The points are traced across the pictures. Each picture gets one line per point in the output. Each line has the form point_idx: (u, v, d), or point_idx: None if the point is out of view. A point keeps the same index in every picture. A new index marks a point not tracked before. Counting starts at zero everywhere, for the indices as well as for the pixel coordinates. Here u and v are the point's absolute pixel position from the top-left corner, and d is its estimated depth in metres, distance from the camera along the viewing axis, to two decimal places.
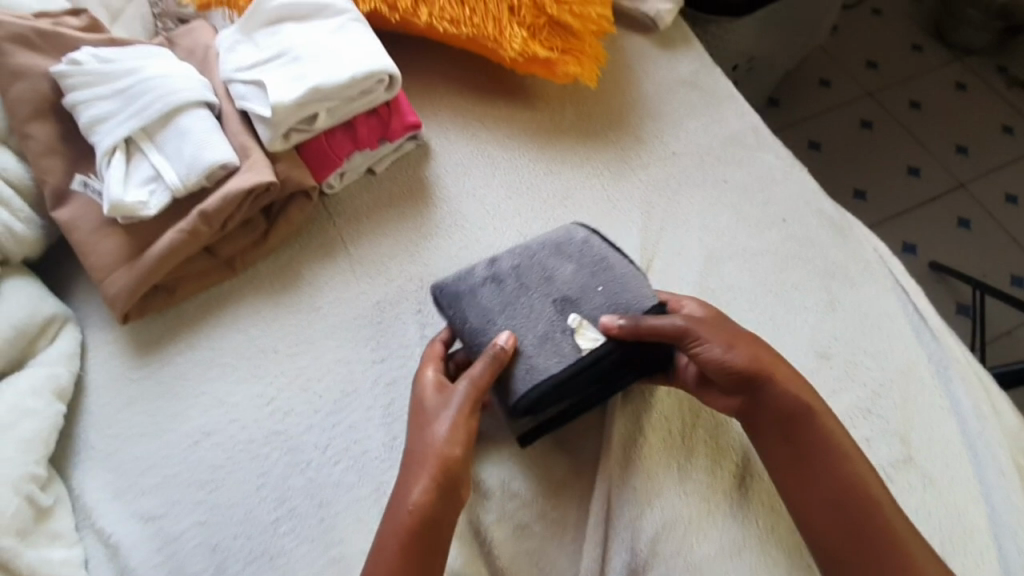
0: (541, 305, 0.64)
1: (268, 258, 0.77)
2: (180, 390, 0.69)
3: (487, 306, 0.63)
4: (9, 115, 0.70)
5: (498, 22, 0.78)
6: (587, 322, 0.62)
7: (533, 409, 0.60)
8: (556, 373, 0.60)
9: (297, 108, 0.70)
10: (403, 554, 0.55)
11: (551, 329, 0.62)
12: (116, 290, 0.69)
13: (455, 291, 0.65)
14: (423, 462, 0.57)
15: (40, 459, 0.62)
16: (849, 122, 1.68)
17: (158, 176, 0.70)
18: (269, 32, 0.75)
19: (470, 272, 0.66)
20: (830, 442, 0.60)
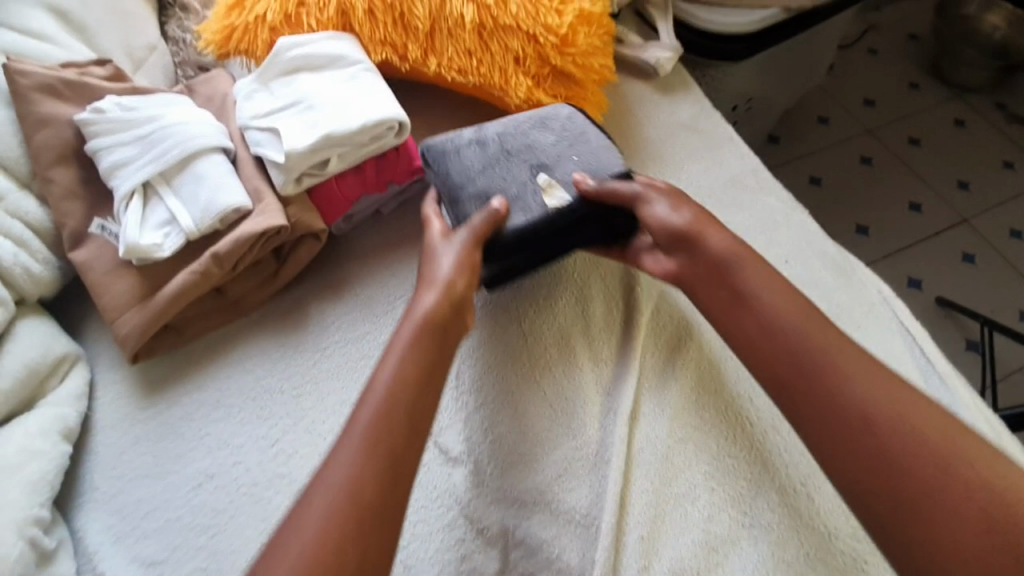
0: (518, 170, 0.74)
1: (277, 298, 0.78)
2: (185, 431, 0.70)
3: (469, 162, 0.74)
4: (32, 161, 0.73)
5: (504, 72, 0.81)
6: (556, 182, 0.72)
7: (505, 255, 0.71)
8: (526, 226, 0.71)
9: (309, 154, 0.73)
10: (403, 385, 0.60)
11: (523, 188, 0.72)
12: (126, 330, 0.70)
13: (442, 149, 0.75)
14: (428, 291, 0.66)
15: (44, 501, 0.62)
16: (849, 159, 1.70)
17: (173, 220, 0.72)
18: (285, 80, 0.78)
19: (458, 134, 0.76)
20: (794, 325, 0.64)
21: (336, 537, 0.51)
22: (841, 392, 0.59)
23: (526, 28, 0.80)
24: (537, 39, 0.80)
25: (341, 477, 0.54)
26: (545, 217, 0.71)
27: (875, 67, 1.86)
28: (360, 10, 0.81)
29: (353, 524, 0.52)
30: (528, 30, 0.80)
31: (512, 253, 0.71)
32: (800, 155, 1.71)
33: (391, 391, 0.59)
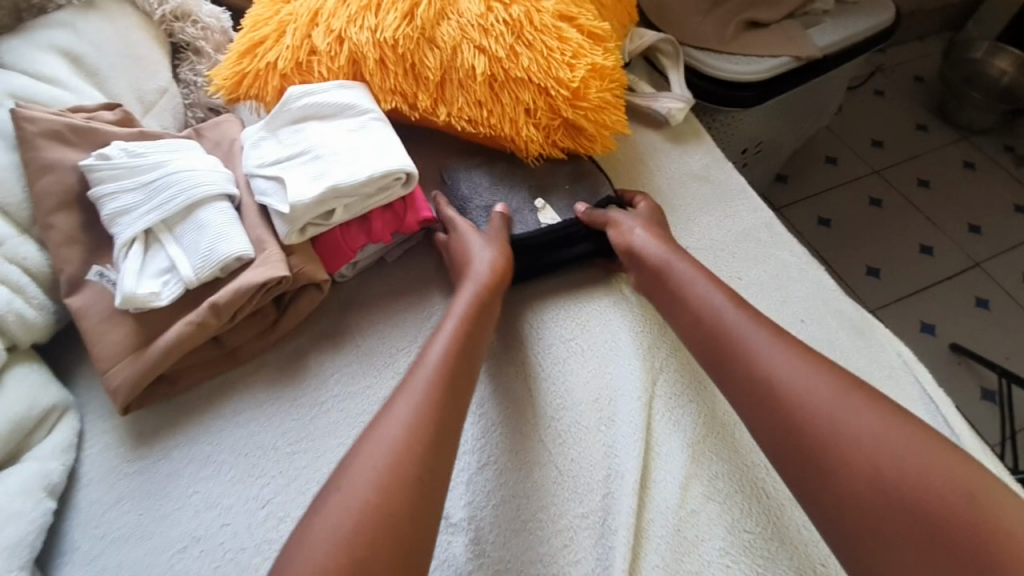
0: (519, 192, 0.83)
1: (275, 347, 0.76)
2: (173, 488, 0.67)
3: (478, 181, 0.83)
4: (34, 206, 0.72)
5: (514, 123, 0.80)
6: (549, 206, 0.82)
7: None
8: (518, 235, 0.78)
9: (314, 205, 0.71)
10: (452, 365, 0.63)
11: (520, 207, 0.81)
12: (118, 381, 0.68)
13: (456, 170, 0.84)
14: (471, 278, 0.70)
15: (21, 565, 0.59)
16: (859, 200, 1.69)
17: (173, 268, 0.70)
18: (294, 128, 0.78)
19: (472, 162, 0.85)
20: (746, 331, 0.64)
21: (355, 539, 0.49)
22: (792, 399, 0.58)
23: (537, 80, 0.79)
24: (549, 92, 0.80)
25: (361, 482, 0.52)
26: (537, 232, 0.78)
27: (884, 109, 1.86)
28: (371, 60, 0.81)
29: (387, 508, 0.51)
30: (540, 83, 0.79)
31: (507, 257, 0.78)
32: (808, 195, 1.70)
33: (447, 369, 0.62)
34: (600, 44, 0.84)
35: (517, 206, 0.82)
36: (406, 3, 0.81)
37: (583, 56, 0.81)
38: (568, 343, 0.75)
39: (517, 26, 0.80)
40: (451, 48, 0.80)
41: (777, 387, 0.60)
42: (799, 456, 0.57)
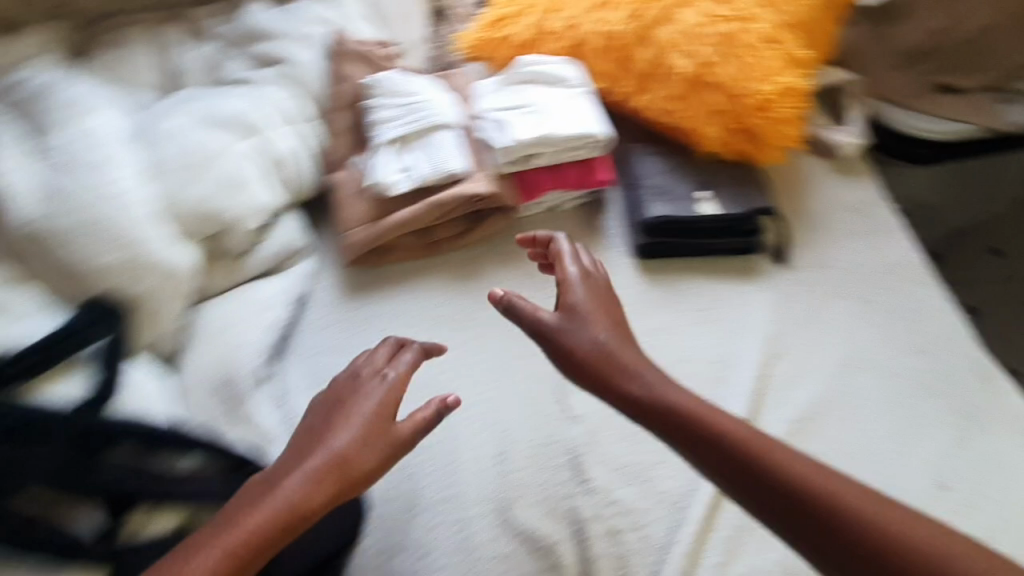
0: (685, 183, 0.93)
1: (460, 251, 0.94)
2: (371, 327, 0.86)
3: (651, 166, 0.95)
4: (328, 101, 0.95)
5: (697, 120, 0.93)
6: (711, 200, 0.91)
7: (655, 228, 0.90)
8: (675, 217, 0.89)
9: (524, 147, 0.88)
10: (240, 556, 0.55)
11: (685, 195, 0.91)
12: (353, 241, 0.90)
13: (634, 154, 0.97)
14: (317, 462, 0.59)
15: (272, 340, 0.79)
16: None
17: (409, 169, 0.91)
18: (520, 85, 0.96)
19: (651, 149, 0.98)
20: (777, 461, 0.57)
21: None
22: (830, 501, 0.54)
23: (731, 88, 0.92)
24: (739, 99, 0.92)
25: None
26: (692, 219, 0.89)
27: None
28: (593, 46, 0.98)
29: None
30: (730, 91, 0.92)
31: (659, 232, 0.90)
32: None
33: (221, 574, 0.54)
34: (796, 69, 0.94)
35: (682, 193, 0.92)
36: (635, 7, 0.97)
37: (779, 76, 0.92)
38: (703, 301, 0.87)
39: (726, 40, 0.93)
40: (663, 48, 0.95)
41: (812, 496, 0.55)
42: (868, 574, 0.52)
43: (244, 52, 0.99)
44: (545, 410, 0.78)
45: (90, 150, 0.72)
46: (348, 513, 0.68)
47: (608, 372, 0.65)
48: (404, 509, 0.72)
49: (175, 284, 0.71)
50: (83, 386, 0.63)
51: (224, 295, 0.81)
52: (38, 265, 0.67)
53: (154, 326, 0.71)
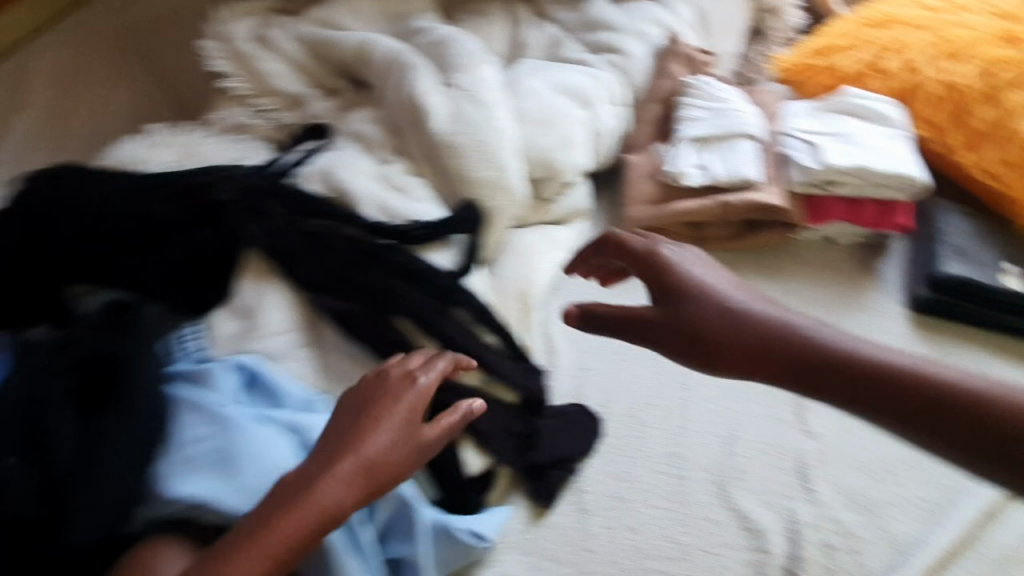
0: (988, 250, 0.90)
1: (724, 253, 1.00)
2: (631, 293, 0.96)
3: (951, 223, 0.93)
4: (646, 91, 1.08)
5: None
6: (1015, 274, 0.88)
7: (946, 284, 0.88)
8: (972, 279, 0.87)
9: (832, 172, 0.93)
10: (271, 554, 0.57)
11: (987, 260, 0.88)
12: (636, 215, 1.01)
13: (932, 207, 0.97)
14: (351, 467, 0.62)
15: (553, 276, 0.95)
16: None
17: (705, 167, 0.99)
18: (833, 115, 1.00)
19: (953, 209, 0.96)
20: (865, 353, 0.57)
21: None
22: (925, 374, 0.55)
23: None
24: None
25: None
26: (992, 287, 0.86)
27: None
28: (929, 92, 1.00)
29: None
30: None
31: (949, 290, 0.88)
32: None
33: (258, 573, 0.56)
34: None
35: (983, 258, 0.89)
36: (988, 63, 0.98)
37: None
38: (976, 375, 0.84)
39: None
40: (1010, 108, 0.94)
41: (912, 387, 0.55)
42: (1004, 452, 0.52)
43: (577, 39, 1.14)
44: (780, 417, 0.86)
45: (480, 89, 0.91)
46: (584, 434, 0.83)
47: (706, 330, 0.62)
48: (633, 448, 0.84)
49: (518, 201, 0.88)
50: (449, 260, 0.82)
51: (528, 228, 0.97)
52: (433, 166, 0.88)
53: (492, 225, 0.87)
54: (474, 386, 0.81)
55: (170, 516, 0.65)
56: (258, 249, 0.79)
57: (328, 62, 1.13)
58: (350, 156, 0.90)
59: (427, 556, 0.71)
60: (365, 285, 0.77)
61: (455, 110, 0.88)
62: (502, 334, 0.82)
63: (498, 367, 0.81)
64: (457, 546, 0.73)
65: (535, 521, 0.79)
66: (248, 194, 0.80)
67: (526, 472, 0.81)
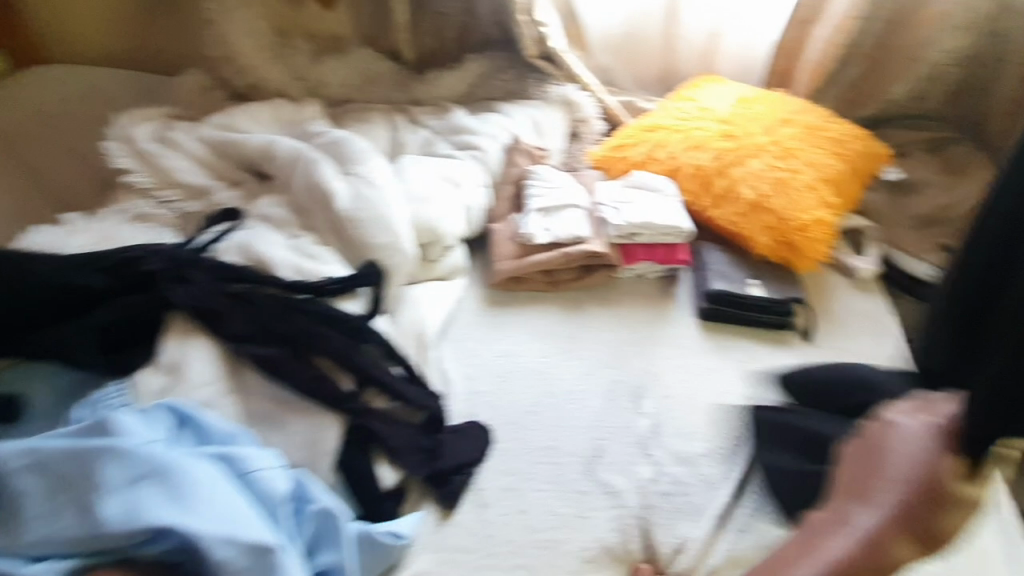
0: (728, 275, 1.29)
1: (568, 291, 1.33)
2: (504, 327, 1.22)
3: (711, 272, 1.30)
4: (501, 175, 1.44)
5: (773, 209, 1.30)
6: (758, 285, 1.27)
7: (713, 300, 1.25)
8: (715, 290, 1.25)
9: (631, 226, 1.29)
10: None
11: (727, 276, 1.28)
12: (502, 269, 1.29)
13: (702, 262, 1.33)
14: None
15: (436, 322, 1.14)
16: None
17: (550, 228, 1.32)
18: (633, 189, 1.39)
19: (711, 263, 1.31)
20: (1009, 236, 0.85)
21: None
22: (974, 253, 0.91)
23: (789, 182, 1.32)
24: (787, 221, 1.29)
25: None
26: (734, 293, 1.25)
27: None
28: (687, 172, 1.39)
29: None
30: (784, 182, 1.32)
31: (710, 307, 1.26)
32: None
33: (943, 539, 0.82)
34: (828, 207, 1.32)
35: (724, 280, 1.28)
36: (731, 131, 1.41)
37: (815, 166, 1.36)
38: (746, 356, 1.20)
39: (781, 182, 1.32)
40: (752, 166, 1.35)
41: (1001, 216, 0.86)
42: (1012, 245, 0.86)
43: (447, 141, 1.49)
44: (619, 407, 1.09)
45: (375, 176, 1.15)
46: (478, 445, 1.00)
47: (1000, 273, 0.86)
48: (507, 454, 1.01)
49: (405, 271, 1.11)
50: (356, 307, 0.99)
51: (419, 285, 1.20)
52: (338, 237, 1.08)
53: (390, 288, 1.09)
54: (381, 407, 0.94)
55: (107, 546, 0.68)
56: (183, 310, 0.90)
57: (230, 159, 1.30)
58: (260, 233, 1.06)
59: (349, 558, 0.79)
60: (282, 330, 0.90)
61: (356, 192, 1.11)
62: (398, 361, 0.97)
63: (403, 393, 0.94)
64: (378, 548, 0.82)
65: (442, 522, 0.91)
66: (175, 263, 0.93)
67: (429, 478, 0.93)
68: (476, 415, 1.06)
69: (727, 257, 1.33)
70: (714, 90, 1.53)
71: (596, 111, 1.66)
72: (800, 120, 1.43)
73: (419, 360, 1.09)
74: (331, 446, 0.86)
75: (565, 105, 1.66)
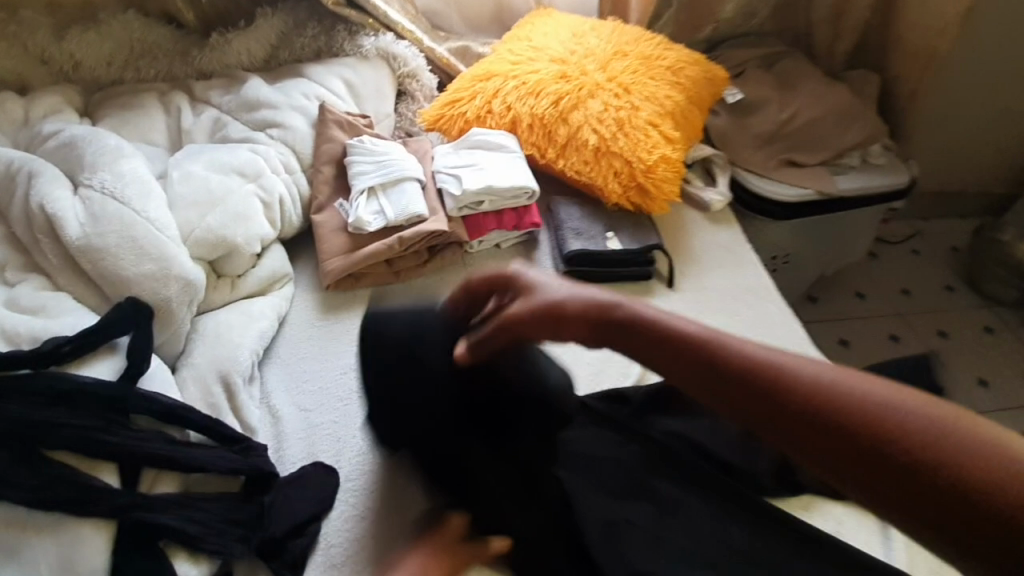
0: (587, 232, 1.19)
1: (418, 278, 1.15)
2: (344, 338, 1.03)
3: (569, 231, 1.19)
4: (315, 157, 1.17)
5: (616, 155, 1.20)
6: (617, 238, 1.19)
7: (574, 262, 1.16)
8: (575, 251, 1.16)
9: (474, 195, 1.14)
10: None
11: (586, 233, 1.19)
12: (332, 269, 1.08)
13: (559, 220, 1.21)
14: None
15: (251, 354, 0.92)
16: (887, 288, 1.86)
17: (382, 211, 1.12)
18: (472, 150, 1.22)
19: (569, 221, 1.21)
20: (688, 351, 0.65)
21: None
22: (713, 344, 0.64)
23: (629, 121, 1.23)
24: (632, 164, 1.20)
25: None
26: (596, 252, 1.16)
27: (941, 229, 1.97)
28: (524, 123, 1.24)
29: None
30: (624, 123, 1.22)
31: (573, 268, 1.16)
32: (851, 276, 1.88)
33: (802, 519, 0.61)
34: (671, 142, 1.25)
35: (584, 238, 1.18)
36: (564, 71, 1.27)
37: (655, 100, 1.27)
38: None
39: (621, 122, 1.22)
40: (590, 109, 1.23)
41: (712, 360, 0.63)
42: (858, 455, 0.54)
43: (242, 120, 1.20)
44: None
45: (119, 184, 0.87)
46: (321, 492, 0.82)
47: (757, 400, 0.60)
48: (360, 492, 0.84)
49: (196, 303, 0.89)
50: (110, 369, 0.75)
51: (222, 310, 0.97)
52: (79, 277, 0.81)
53: (169, 329, 0.85)
54: (173, 488, 0.74)
55: None
56: None
57: None
58: None
59: None
60: None
61: (93, 212, 0.83)
62: (187, 424, 0.76)
63: (200, 463, 0.75)
64: None
65: None
66: None
67: (256, 556, 0.75)
68: (316, 453, 0.88)
69: (585, 211, 1.22)
70: (543, 26, 1.38)
71: (423, 62, 1.43)
72: (636, 53, 1.33)
73: (231, 409, 0.87)
74: (97, 565, 0.66)
75: (383, 57, 1.39)
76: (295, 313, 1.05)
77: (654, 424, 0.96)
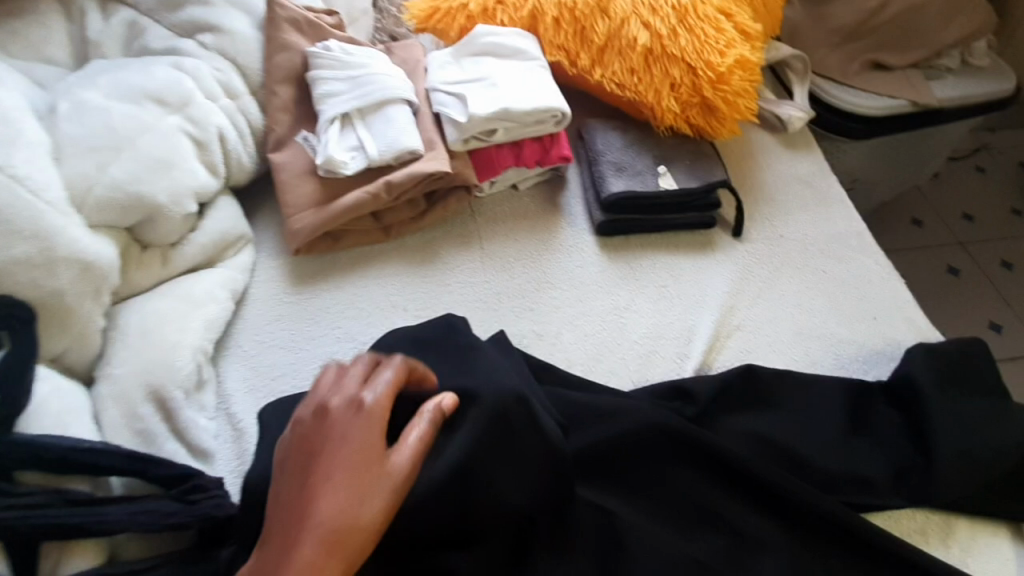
0: (632, 166, 0.90)
1: (415, 234, 0.89)
2: (322, 319, 0.79)
3: (608, 166, 0.90)
4: (266, 73, 0.87)
5: (676, 58, 0.90)
6: (671, 173, 0.90)
7: (616, 208, 0.88)
8: (618, 194, 0.88)
9: (483, 121, 0.84)
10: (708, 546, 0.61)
11: (632, 168, 0.90)
12: (300, 227, 0.82)
13: (595, 152, 0.92)
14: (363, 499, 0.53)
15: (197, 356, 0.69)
16: (949, 213, 1.56)
17: (361, 147, 0.84)
18: (480, 58, 0.90)
19: (607, 152, 0.92)
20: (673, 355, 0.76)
21: None
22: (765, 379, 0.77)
23: (693, 11, 0.91)
24: (696, 72, 0.90)
25: None
26: (646, 193, 0.88)
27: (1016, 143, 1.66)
28: (549, 17, 0.92)
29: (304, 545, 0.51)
30: (687, 14, 0.90)
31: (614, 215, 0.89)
32: (915, 201, 1.59)
33: None
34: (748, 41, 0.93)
35: (630, 175, 0.90)
36: None
37: None
38: (667, 278, 0.88)
39: (682, 12, 0.90)
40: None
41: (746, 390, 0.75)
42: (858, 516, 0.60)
43: (159, 21, 0.87)
44: None
45: None
46: None
47: None
48: None
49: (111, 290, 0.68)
50: None
51: (151, 294, 0.72)
52: None
53: (73, 333, 0.64)
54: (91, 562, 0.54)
55: None
56: None
57: None
58: None
59: None
60: None
61: None
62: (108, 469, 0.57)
63: (124, 525, 0.54)
64: None
65: None
66: None
67: None
68: None
69: (629, 139, 0.93)
70: None
71: None
72: None
73: (171, 433, 0.66)
74: None
75: None
76: (255, 285, 0.80)
77: (729, 425, 0.74)
